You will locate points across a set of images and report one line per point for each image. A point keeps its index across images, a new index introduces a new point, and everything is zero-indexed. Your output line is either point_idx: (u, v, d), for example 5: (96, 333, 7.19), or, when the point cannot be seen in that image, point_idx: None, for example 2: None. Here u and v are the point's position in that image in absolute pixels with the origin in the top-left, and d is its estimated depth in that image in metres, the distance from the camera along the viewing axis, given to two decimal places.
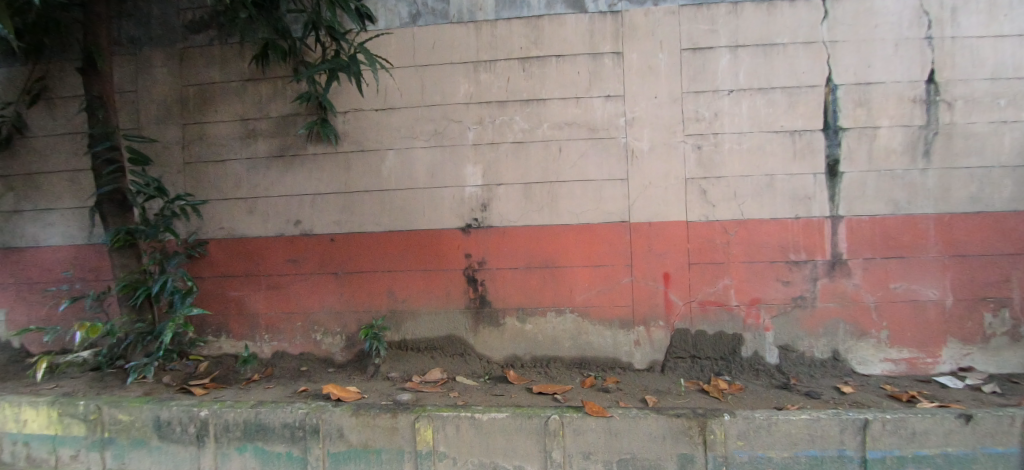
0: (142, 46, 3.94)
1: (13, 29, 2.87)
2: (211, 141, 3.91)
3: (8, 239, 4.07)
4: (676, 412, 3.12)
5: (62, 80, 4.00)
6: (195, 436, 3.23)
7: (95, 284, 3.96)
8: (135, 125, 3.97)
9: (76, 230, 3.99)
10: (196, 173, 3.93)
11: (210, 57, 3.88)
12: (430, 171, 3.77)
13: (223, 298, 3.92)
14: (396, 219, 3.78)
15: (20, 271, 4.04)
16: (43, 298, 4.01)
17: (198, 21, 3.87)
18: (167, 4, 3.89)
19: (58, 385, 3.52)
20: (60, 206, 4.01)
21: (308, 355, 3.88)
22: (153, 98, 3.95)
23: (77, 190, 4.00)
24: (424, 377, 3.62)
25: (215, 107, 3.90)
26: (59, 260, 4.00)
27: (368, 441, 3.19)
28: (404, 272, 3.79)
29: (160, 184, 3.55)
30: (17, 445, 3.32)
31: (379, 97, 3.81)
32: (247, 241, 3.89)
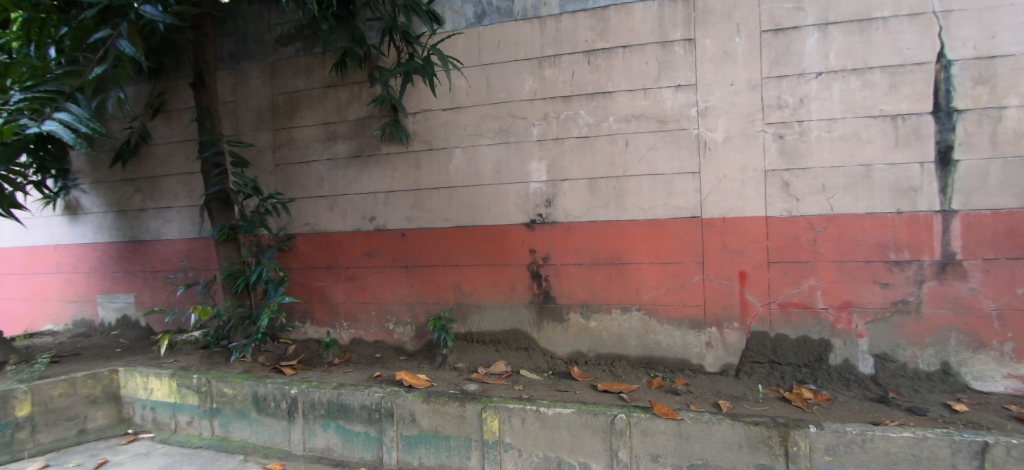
0: (241, 61, 4.42)
1: (143, 54, 3.49)
2: (298, 144, 4.28)
3: (139, 233, 4.77)
4: (753, 419, 2.93)
5: (177, 95, 4.59)
6: (286, 412, 3.58)
7: (204, 273, 4.52)
8: (235, 132, 4.46)
9: (189, 225, 4.57)
10: (286, 174, 4.33)
11: (296, 67, 4.24)
12: (495, 168, 3.85)
13: (308, 288, 4.31)
14: (464, 215, 3.91)
15: (147, 260, 4.74)
16: (164, 284, 4.67)
17: (287, 34, 4.25)
18: (260, 21, 4.32)
19: (177, 359, 4.07)
20: (176, 204, 4.61)
21: (382, 343, 4.14)
22: (250, 107, 4.41)
23: (189, 190, 4.57)
24: (489, 369, 3.72)
25: (301, 113, 4.26)
26: (176, 252, 4.61)
27: (438, 427, 3.35)
28: (471, 267, 3.91)
29: (256, 185, 4.05)
30: (146, 409, 3.91)
31: (448, 97, 3.95)
32: (329, 235, 4.23)
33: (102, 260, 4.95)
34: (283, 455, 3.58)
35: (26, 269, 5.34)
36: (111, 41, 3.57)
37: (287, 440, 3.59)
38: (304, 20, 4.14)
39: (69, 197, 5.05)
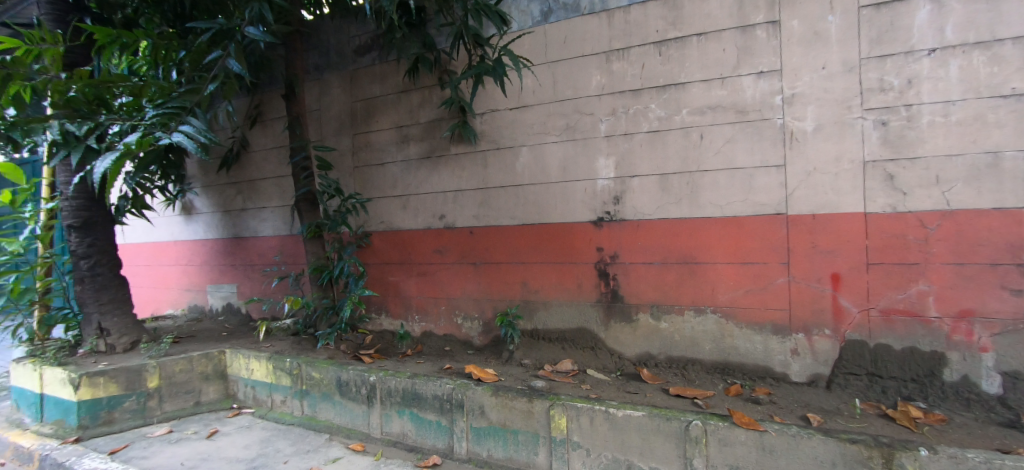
0: (325, 72, 4.88)
1: (248, 69, 3.94)
2: (375, 148, 4.63)
3: (242, 230, 5.42)
4: (849, 437, 2.63)
5: (271, 106, 5.12)
6: (366, 397, 3.87)
7: (293, 266, 5.01)
8: (320, 138, 4.93)
9: (281, 223, 5.10)
10: (364, 175, 4.72)
11: (373, 75, 4.59)
12: (562, 166, 3.86)
13: (383, 282, 4.67)
14: (531, 213, 3.97)
15: (248, 255, 5.37)
16: (262, 276, 5.28)
17: (364, 45, 4.62)
18: (342, 35, 4.75)
19: (273, 343, 4.62)
20: (270, 205, 5.17)
21: (451, 336, 4.33)
22: (332, 114, 4.85)
23: (280, 192, 5.08)
24: (555, 367, 3.72)
25: (377, 119, 4.59)
26: (270, 248, 5.16)
27: (506, 421, 3.41)
28: (538, 264, 3.95)
29: (339, 186, 4.32)
30: (249, 387, 4.50)
31: (515, 97, 4.02)
32: (402, 232, 4.54)
33: (213, 254, 5.72)
34: (363, 436, 3.88)
35: (155, 261, 6.35)
36: (223, 62, 4.06)
37: (367, 423, 3.88)
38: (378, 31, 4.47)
39: (184, 199, 5.90)
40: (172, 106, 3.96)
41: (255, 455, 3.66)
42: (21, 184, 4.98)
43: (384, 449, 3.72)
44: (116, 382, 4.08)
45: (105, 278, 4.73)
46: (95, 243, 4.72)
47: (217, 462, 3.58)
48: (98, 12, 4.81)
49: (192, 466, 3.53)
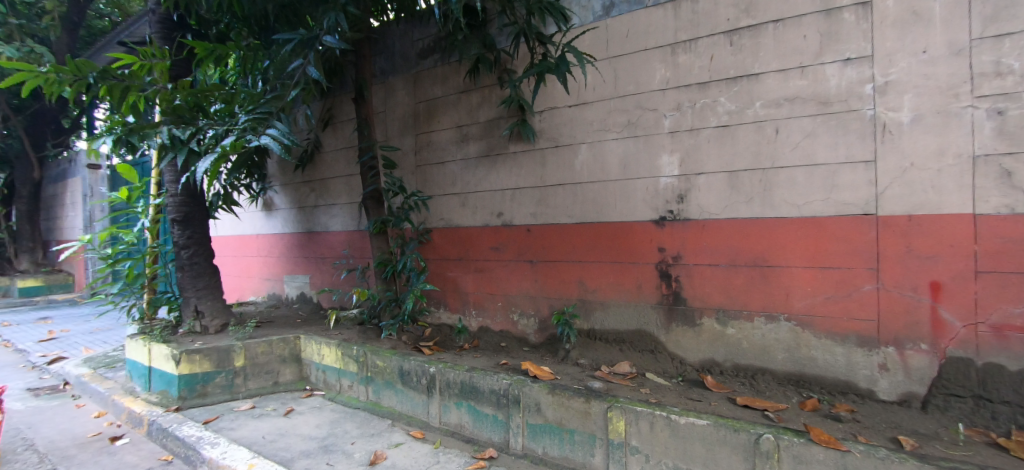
0: (390, 76, 5.27)
1: (324, 75, 4.15)
2: (435, 147, 4.87)
3: (315, 226, 5.88)
4: (952, 464, 2.28)
5: (341, 109, 5.60)
6: (426, 387, 4.04)
7: (359, 260, 5.40)
8: (385, 138, 5.29)
9: (349, 220, 5.51)
10: (425, 174, 4.98)
11: (434, 77, 4.87)
12: (622, 163, 3.77)
13: (442, 277, 4.88)
14: (589, 211, 3.93)
15: (321, 248, 5.80)
16: (331, 268, 5.68)
17: (426, 48, 4.93)
18: (405, 39, 5.12)
19: (340, 331, 4.97)
20: (340, 202, 5.60)
21: (507, 332, 4.42)
22: (397, 114, 5.19)
23: (349, 190, 5.50)
24: (613, 368, 3.65)
25: (439, 118, 4.84)
26: (340, 242, 5.60)
27: (562, 420, 3.38)
28: (595, 263, 3.90)
29: (402, 184, 4.65)
30: (320, 371, 4.85)
31: (573, 94, 4.01)
32: (461, 230, 4.71)
33: (290, 247, 6.21)
34: (423, 424, 4.05)
35: (240, 252, 7.01)
36: (303, 69, 4.34)
37: (426, 412, 4.05)
38: (440, 33, 4.79)
39: (265, 196, 6.46)
40: (260, 112, 4.31)
41: (325, 435, 3.94)
42: (133, 181, 5.57)
43: (442, 439, 3.86)
44: (207, 359, 4.53)
45: (202, 265, 5.24)
46: (194, 236, 5.24)
47: (292, 437, 3.90)
48: (197, 29, 5.49)
49: (270, 440, 3.85)
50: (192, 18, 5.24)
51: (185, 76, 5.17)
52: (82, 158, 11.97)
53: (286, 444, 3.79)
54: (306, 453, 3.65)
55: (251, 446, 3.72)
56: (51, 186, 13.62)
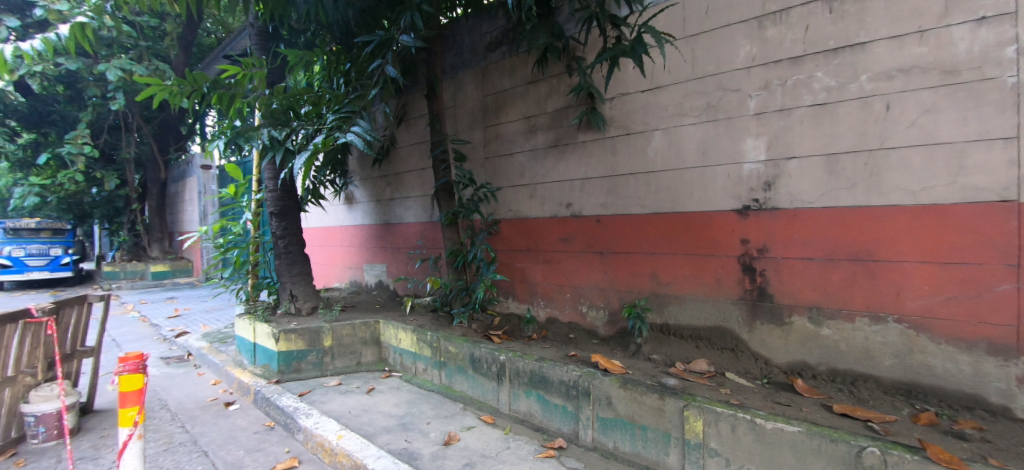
0: (459, 70, 5.28)
1: (399, 72, 4.27)
2: (504, 139, 4.83)
3: (390, 218, 6.05)
4: None
5: (414, 107, 5.74)
6: (496, 374, 4.05)
7: (432, 250, 5.48)
8: (455, 132, 5.32)
9: (422, 211, 5.62)
10: (493, 166, 4.95)
11: (502, 68, 4.81)
12: (701, 149, 3.52)
13: (511, 268, 4.84)
14: (663, 201, 3.72)
15: (396, 239, 5.97)
16: (406, 258, 5.82)
17: (494, 40, 4.88)
18: (473, 33, 5.11)
19: (415, 316, 5.12)
20: (414, 195, 5.73)
21: (575, 324, 4.33)
22: (465, 109, 5.20)
23: (423, 183, 5.60)
24: (689, 366, 3.46)
25: (507, 110, 4.78)
26: (413, 233, 5.72)
27: (634, 416, 3.25)
28: (670, 256, 3.69)
29: (471, 176, 4.65)
30: (397, 354, 5.02)
31: (646, 79, 3.81)
32: (530, 220, 4.65)
33: (368, 237, 6.43)
34: (493, 410, 4.08)
35: (325, 242, 7.39)
36: (382, 69, 4.57)
37: (496, 398, 4.07)
38: (508, 25, 4.73)
39: (346, 191, 6.73)
40: (345, 111, 4.56)
41: (403, 413, 4.15)
42: (239, 179, 5.93)
43: (512, 425, 3.87)
44: (301, 338, 4.92)
45: (296, 254, 5.55)
46: (289, 228, 5.54)
47: (375, 414, 4.16)
48: (288, 38, 5.77)
49: (355, 415, 4.15)
50: (285, 28, 5.55)
51: (279, 82, 5.51)
52: (196, 160, 13.23)
53: (370, 419, 4.06)
54: (386, 429, 3.90)
55: (339, 419, 4.04)
56: (172, 185, 15.20)
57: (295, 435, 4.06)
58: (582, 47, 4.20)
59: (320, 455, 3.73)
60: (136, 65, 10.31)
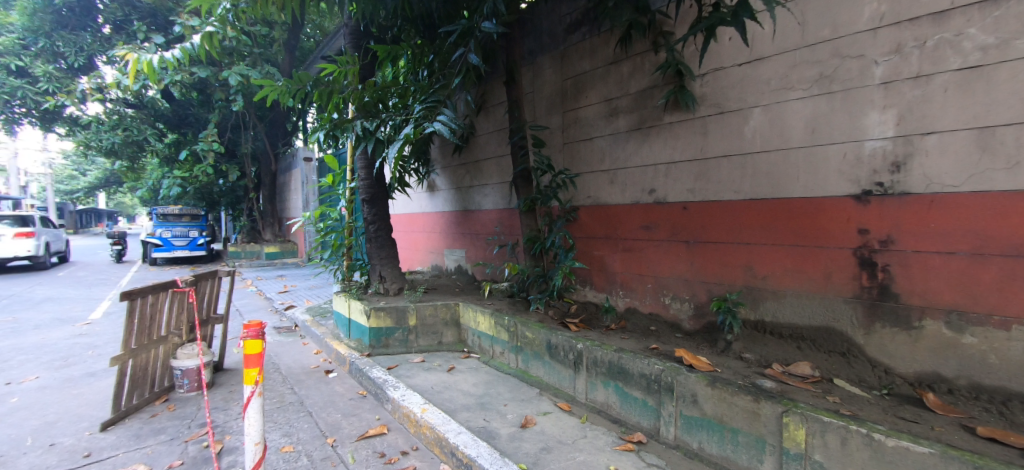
0: (538, 55, 5.12)
1: (480, 60, 4.24)
2: (583, 123, 4.62)
3: (469, 204, 6.06)
4: None
5: (493, 94, 5.69)
6: (573, 362, 3.91)
7: (509, 236, 5.42)
8: (533, 118, 5.17)
9: (500, 198, 5.56)
10: (572, 151, 4.76)
11: (582, 50, 4.59)
12: (810, 126, 3.13)
13: (589, 256, 4.66)
14: (763, 187, 3.36)
15: (474, 225, 5.97)
16: (484, 244, 5.80)
17: (574, 22, 4.67)
18: (553, 16, 4.93)
19: (493, 301, 5.11)
20: (492, 182, 5.68)
21: (657, 316, 4.08)
22: (544, 93, 5.04)
23: (501, 170, 5.54)
24: (789, 368, 3.13)
25: (587, 93, 4.56)
26: (491, 220, 5.68)
27: (724, 417, 2.99)
28: (768, 247, 3.34)
29: (549, 163, 4.53)
30: (475, 337, 5.03)
31: (745, 51, 3.45)
32: (609, 207, 4.42)
33: (448, 223, 6.49)
34: (570, 398, 3.95)
35: (409, 228, 7.58)
36: (465, 57, 4.57)
37: (572, 386, 3.93)
38: (589, 3, 4.48)
39: (428, 179, 6.83)
40: (431, 101, 4.60)
41: (481, 393, 4.15)
42: (335, 168, 6.22)
43: (589, 414, 3.73)
44: (389, 316, 5.11)
45: (385, 237, 5.72)
46: (379, 213, 5.70)
47: (454, 391, 4.21)
48: (377, 35, 5.86)
49: (438, 391, 4.23)
50: (374, 26, 5.63)
51: (370, 77, 5.63)
52: (299, 152, 14.18)
53: (451, 396, 4.12)
54: (466, 407, 3.93)
55: (423, 393, 4.16)
56: (279, 176, 16.42)
57: (385, 404, 4.28)
58: (671, 21, 3.89)
59: (407, 424, 3.92)
60: (252, 69, 11.35)
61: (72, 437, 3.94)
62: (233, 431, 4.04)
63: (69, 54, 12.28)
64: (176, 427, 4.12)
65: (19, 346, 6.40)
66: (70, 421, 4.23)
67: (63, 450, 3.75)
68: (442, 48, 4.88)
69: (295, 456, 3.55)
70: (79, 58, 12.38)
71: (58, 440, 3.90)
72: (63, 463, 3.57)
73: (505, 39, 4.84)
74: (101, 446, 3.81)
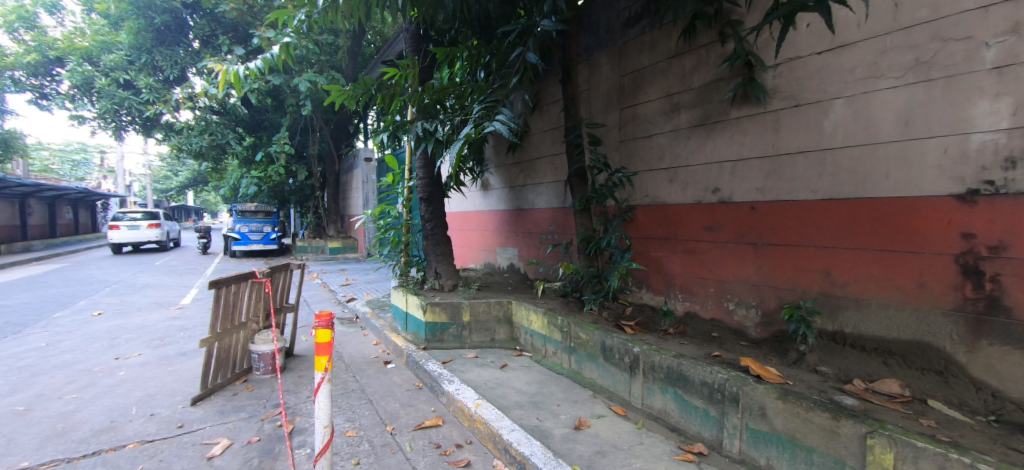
0: (594, 51, 4.97)
1: (539, 58, 4.16)
2: (642, 120, 4.43)
3: (523, 203, 5.99)
4: None
5: (548, 93, 5.59)
6: (629, 366, 3.75)
7: (564, 235, 5.30)
8: (589, 115, 5.03)
9: (555, 197, 5.45)
10: (629, 149, 4.58)
11: (641, 44, 4.41)
12: (903, 118, 2.84)
13: (646, 257, 4.46)
14: (844, 185, 3.08)
15: (527, 224, 5.89)
16: (537, 243, 5.71)
17: (633, 16, 4.49)
18: (611, 11, 4.77)
19: (546, 300, 5.01)
20: (546, 181, 5.58)
21: (719, 322, 3.85)
22: (600, 90, 4.89)
23: (556, 169, 5.43)
24: (873, 385, 2.86)
25: (646, 89, 4.38)
26: (545, 219, 5.58)
27: (797, 434, 2.76)
28: (849, 251, 3.06)
29: (606, 160, 4.43)
30: (527, 335, 4.95)
31: (825, 38, 3.18)
32: (668, 207, 4.21)
33: (502, 221, 6.44)
34: (624, 402, 3.79)
35: (463, 225, 7.59)
36: (523, 57, 4.50)
37: (628, 390, 3.78)
38: None
39: (482, 178, 6.82)
40: (489, 101, 4.57)
41: (534, 392, 4.07)
42: (396, 168, 6.33)
43: (645, 420, 3.56)
44: (444, 311, 5.14)
45: (441, 234, 5.75)
46: (435, 211, 5.74)
47: (507, 388, 4.15)
48: (436, 38, 5.89)
49: (491, 387, 4.19)
50: (433, 29, 5.65)
51: (429, 80, 5.68)
52: (360, 152, 14.63)
53: (504, 393, 4.07)
54: (519, 404, 3.87)
55: (477, 388, 4.13)
56: (342, 175, 17.06)
57: (440, 397, 4.29)
58: (741, 10, 3.65)
59: (461, 418, 3.90)
60: (321, 76, 11.82)
61: (169, 409, 4.22)
62: (303, 413, 4.16)
63: (166, 68, 13.26)
64: (254, 406, 4.30)
65: (124, 325, 6.96)
66: (167, 395, 4.52)
67: (161, 420, 4.04)
68: (500, 48, 4.83)
69: (357, 441, 3.64)
70: (174, 71, 13.34)
71: (157, 411, 4.20)
72: (161, 431, 3.85)
73: (562, 37, 4.73)
74: (193, 418, 4.07)
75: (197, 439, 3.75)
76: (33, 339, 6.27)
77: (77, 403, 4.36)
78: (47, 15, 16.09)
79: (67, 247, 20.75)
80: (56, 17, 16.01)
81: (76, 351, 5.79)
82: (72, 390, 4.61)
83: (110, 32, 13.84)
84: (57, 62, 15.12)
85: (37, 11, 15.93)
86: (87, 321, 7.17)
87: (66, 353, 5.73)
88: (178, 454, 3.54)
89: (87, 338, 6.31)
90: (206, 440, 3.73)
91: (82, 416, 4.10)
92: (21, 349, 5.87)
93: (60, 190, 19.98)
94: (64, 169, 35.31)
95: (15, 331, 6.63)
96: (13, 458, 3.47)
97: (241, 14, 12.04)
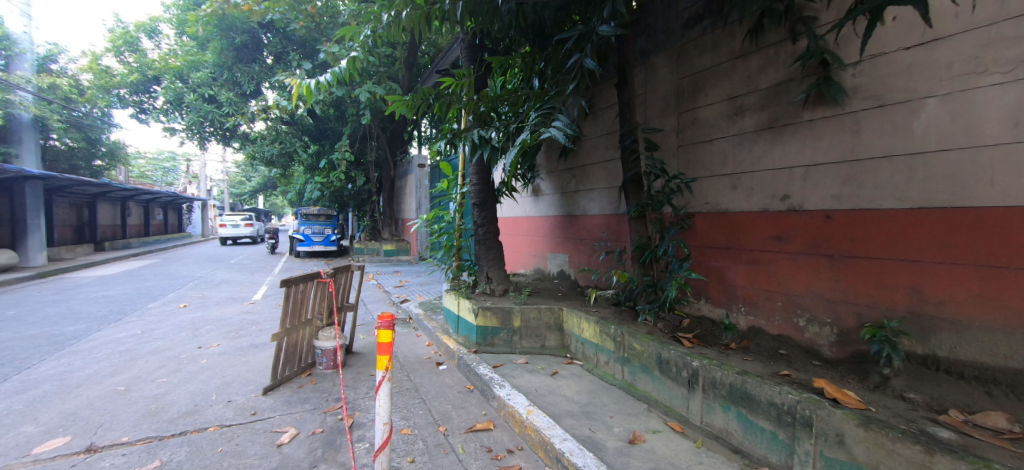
0: (651, 55, 4.79)
1: (597, 64, 4.07)
2: (703, 124, 4.22)
3: (574, 209, 5.87)
4: None
5: (601, 97, 5.46)
6: (687, 381, 3.54)
7: (617, 243, 5.14)
8: (644, 120, 4.84)
9: (608, 203, 5.30)
10: (688, 154, 4.37)
11: (702, 46, 4.21)
12: (1012, 118, 2.56)
13: (705, 267, 4.23)
14: (939, 192, 2.79)
15: (579, 230, 5.76)
16: (589, 249, 5.56)
17: (694, 16, 4.30)
18: (669, 12, 4.59)
19: (598, 308, 4.84)
20: (599, 187, 5.44)
21: (788, 338, 3.58)
22: (657, 93, 4.71)
23: (609, 175, 5.29)
24: (973, 417, 2.54)
25: (707, 91, 4.16)
26: (597, 225, 5.44)
27: (882, 465, 2.50)
28: (945, 265, 2.76)
29: (664, 165, 4.24)
30: (578, 343, 4.80)
31: (914, 33, 2.91)
32: (731, 215, 3.97)
33: (553, 227, 6.34)
34: (682, 418, 3.58)
35: (513, 231, 7.53)
36: (580, 63, 4.41)
37: (685, 406, 3.56)
38: None
39: (533, 183, 6.74)
40: (545, 108, 4.50)
41: (586, 402, 3.93)
42: (450, 175, 6.38)
43: (704, 439, 3.34)
44: (495, 316, 5.10)
45: (493, 239, 5.71)
46: (488, 217, 5.71)
47: (558, 396, 4.03)
48: (490, 47, 5.91)
49: (541, 394, 4.08)
50: (489, 39, 5.68)
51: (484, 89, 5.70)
52: (414, 159, 14.94)
53: (555, 400, 3.95)
54: (571, 413, 3.74)
55: (528, 394, 4.05)
56: (397, 181, 17.51)
57: (490, 401, 4.22)
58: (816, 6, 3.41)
59: (511, 423, 3.83)
60: (380, 87, 12.14)
61: (244, 396, 4.40)
62: (362, 409, 4.21)
63: (245, 82, 14.08)
64: (318, 399, 4.39)
65: (204, 317, 7.38)
66: (242, 383, 4.71)
67: (237, 407, 4.20)
68: (555, 55, 4.76)
69: (412, 440, 3.63)
70: (251, 85, 14.16)
71: (234, 397, 4.38)
72: (237, 417, 4.00)
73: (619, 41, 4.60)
74: (264, 406, 4.21)
75: (269, 426, 3.88)
76: (131, 326, 6.76)
77: (168, 386, 4.62)
78: (147, 38, 17.53)
79: (156, 245, 22.38)
80: (153, 40, 17.42)
81: (166, 338, 6.17)
82: (163, 374, 4.90)
83: (198, 52, 14.90)
84: (153, 79, 16.46)
85: (139, 35, 17.35)
86: (174, 312, 7.66)
87: (157, 340, 6.12)
88: (252, 439, 3.66)
89: (174, 327, 6.72)
90: (276, 428, 3.84)
91: (171, 398, 4.34)
92: (121, 334, 6.33)
93: (151, 195, 21.67)
94: (157, 175, 38.43)
95: (115, 319, 7.17)
96: (114, 433, 3.71)
97: (310, 31, 12.63)
